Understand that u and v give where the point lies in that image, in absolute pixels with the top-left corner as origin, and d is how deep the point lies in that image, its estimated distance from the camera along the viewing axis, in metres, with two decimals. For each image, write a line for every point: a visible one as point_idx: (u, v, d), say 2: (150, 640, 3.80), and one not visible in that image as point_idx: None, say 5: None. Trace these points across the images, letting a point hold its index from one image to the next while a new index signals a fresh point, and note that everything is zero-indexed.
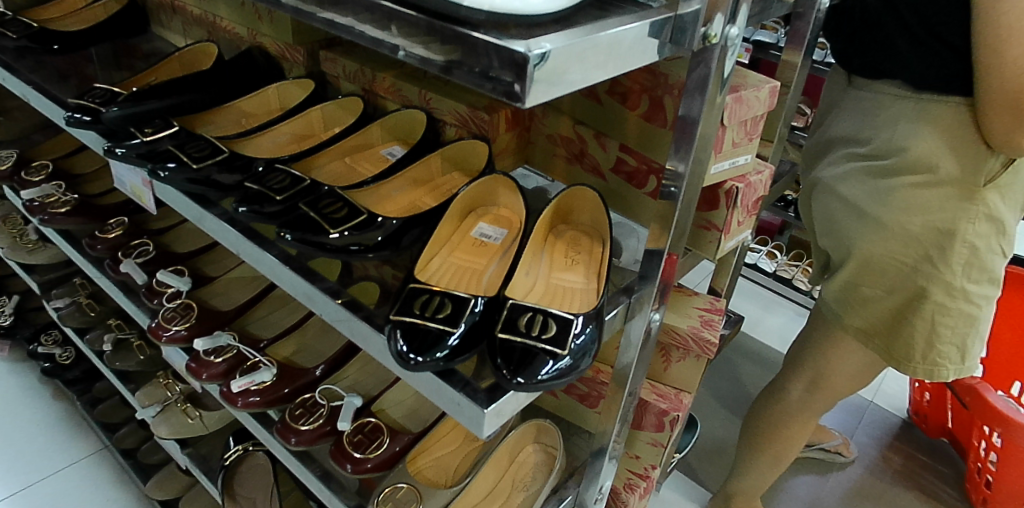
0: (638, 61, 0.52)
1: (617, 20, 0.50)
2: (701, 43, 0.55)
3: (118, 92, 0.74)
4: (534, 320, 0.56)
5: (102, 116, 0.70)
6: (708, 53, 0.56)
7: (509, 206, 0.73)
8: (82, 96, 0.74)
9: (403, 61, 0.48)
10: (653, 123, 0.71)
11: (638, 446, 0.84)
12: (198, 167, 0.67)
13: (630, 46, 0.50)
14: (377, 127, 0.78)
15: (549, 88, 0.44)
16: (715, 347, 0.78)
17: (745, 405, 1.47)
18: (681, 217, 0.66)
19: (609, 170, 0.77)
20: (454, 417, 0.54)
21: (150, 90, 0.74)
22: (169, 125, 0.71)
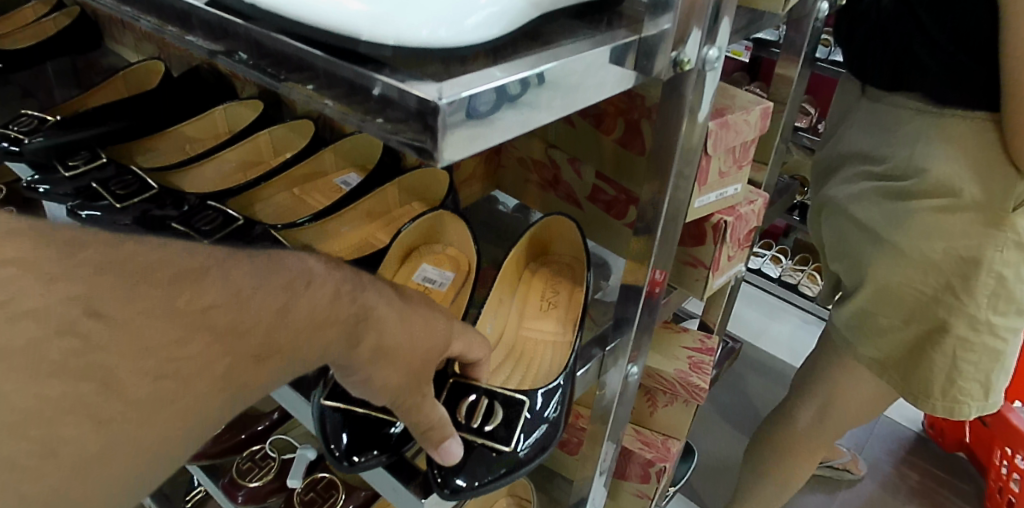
0: (596, 95, 0.44)
1: (567, 46, 0.42)
2: (671, 69, 0.47)
3: (45, 120, 0.68)
4: (477, 406, 0.49)
5: (22, 148, 0.64)
6: (681, 80, 0.49)
7: (461, 246, 0.65)
8: (8, 125, 0.68)
9: (384, 97, 0.35)
10: (630, 149, 0.63)
11: (622, 497, 0.77)
12: (124, 206, 0.61)
13: (585, 79, 0.42)
14: (330, 152, 0.71)
15: (472, 141, 0.36)
16: (705, 393, 0.71)
17: (752, 422, 1.38)
18: (661, 259, 0.58)
19: (586, 199, 0.70)
20: (391, 502, 0.48)
21: (80, 118, 0.68)
22: (97, 157, 0.65)
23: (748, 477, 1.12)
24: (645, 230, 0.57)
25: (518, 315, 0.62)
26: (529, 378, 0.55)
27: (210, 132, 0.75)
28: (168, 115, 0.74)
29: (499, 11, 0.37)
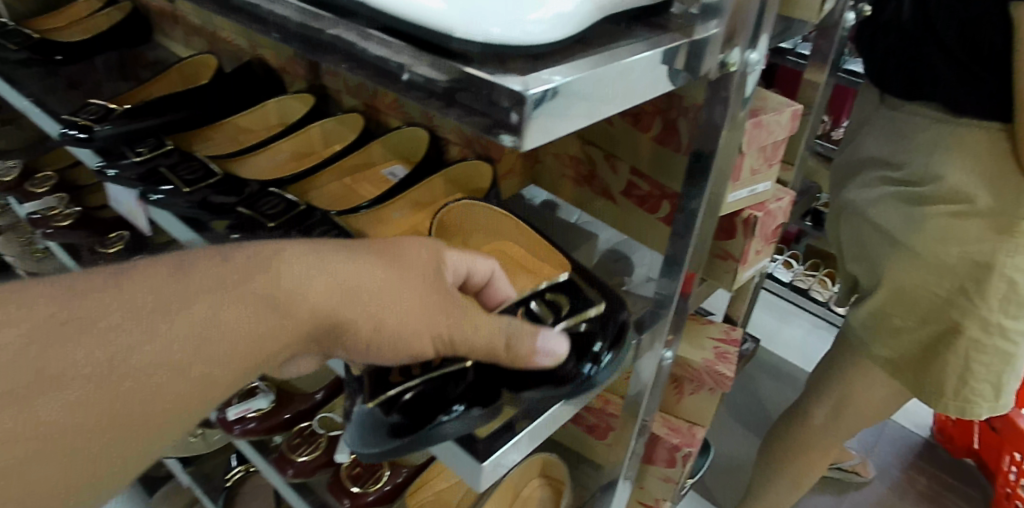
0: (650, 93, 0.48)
1: (628, 48, 0.46)
2: (718, 71, 0.51)
3: (112, 108, 0.72)
4: (530, 312, 0.51)
5: (94, 134, 0.68)
6: (727, 80, 0.53)
7: None
8: (76, 112, 0.72)
9: (409, 84, 0.41)
10: (667, 146, 0.67)
11: (648, 481, 0.80)
12: (191, 190, 0.65)
13: (642, 78, 0.46)
14: (379, 145, 0.75)
15: (544, 132, 0.40)
16: (731, 381, 0.74)
17: (763, 423, 1.41)
18: (698, 247, 0.63)
19: (620, 194, 0.73)
20: (448, 467, 0.52)
21: (146, 107, 0.72)
22: (163, 144, 0.70)
23: (761, 472, 1.16)
24: (683, 223, 0.61)
25: None
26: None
27: (263, 122, 0.79)
28: (224, 108, 0.78)
29: (572, 13, 0.42)
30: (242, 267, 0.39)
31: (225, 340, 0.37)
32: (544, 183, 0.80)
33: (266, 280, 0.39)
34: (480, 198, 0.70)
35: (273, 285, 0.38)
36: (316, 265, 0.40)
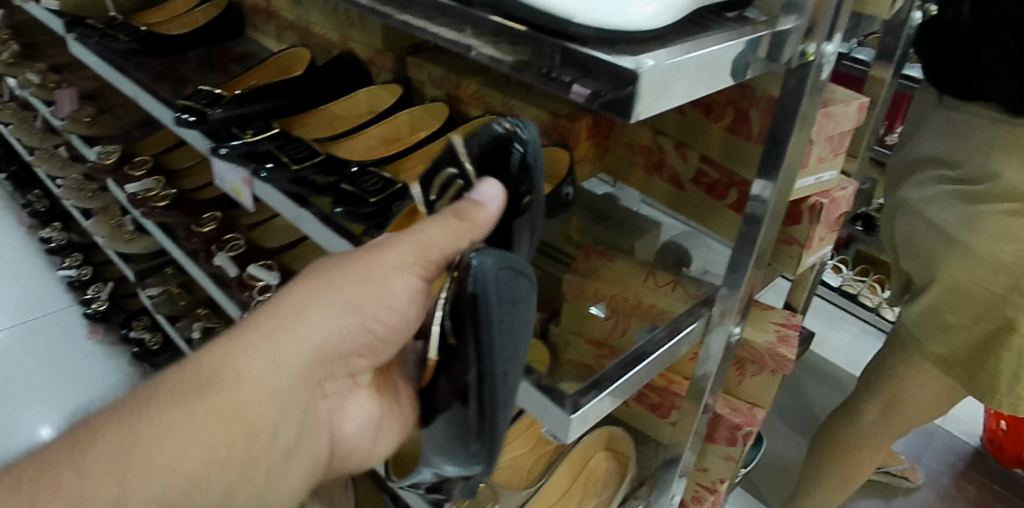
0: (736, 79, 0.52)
1: (715, 37, 0.50)
2: (797, 60, 0.55)
3: (221, 94, 0.79)
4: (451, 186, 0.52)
5: (208, 116, 0.74)
6: (805, 69, 0.56)
7: None
8: (188, 97, 0.79)
9: (476, 61, 0.52)
10: (738, 136, 0.71)
11: (710, 458, 0.84)
12: (297, 168, 0.71)
13: (730, 65, 0.50)
14: (461, 132, 0.81)
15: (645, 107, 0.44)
16: (793, 364, 0.78)
17: (811, 425, 1.42)
18: (767, 233, 0.65)
19: (690, 181, 0.77)
20: (540, 421, 0.57)
21: (252, 94, 0.79)
22: (268, 127, 0.76)
23: (811, 469, 1.17)
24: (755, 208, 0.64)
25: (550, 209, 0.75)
26: (649, 344, 0.65)
27: (354, 111, 0.85)
28: (322, 95, 0.85)
29: (668, 3, 0.47)
30: (164, 388, 0.39)
31: (199, 443, 0.38)
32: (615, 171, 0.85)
33: (190, 380, 0.40)
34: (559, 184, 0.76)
35: (205, 386, 0.40)
36: (237, 339, 0.42)
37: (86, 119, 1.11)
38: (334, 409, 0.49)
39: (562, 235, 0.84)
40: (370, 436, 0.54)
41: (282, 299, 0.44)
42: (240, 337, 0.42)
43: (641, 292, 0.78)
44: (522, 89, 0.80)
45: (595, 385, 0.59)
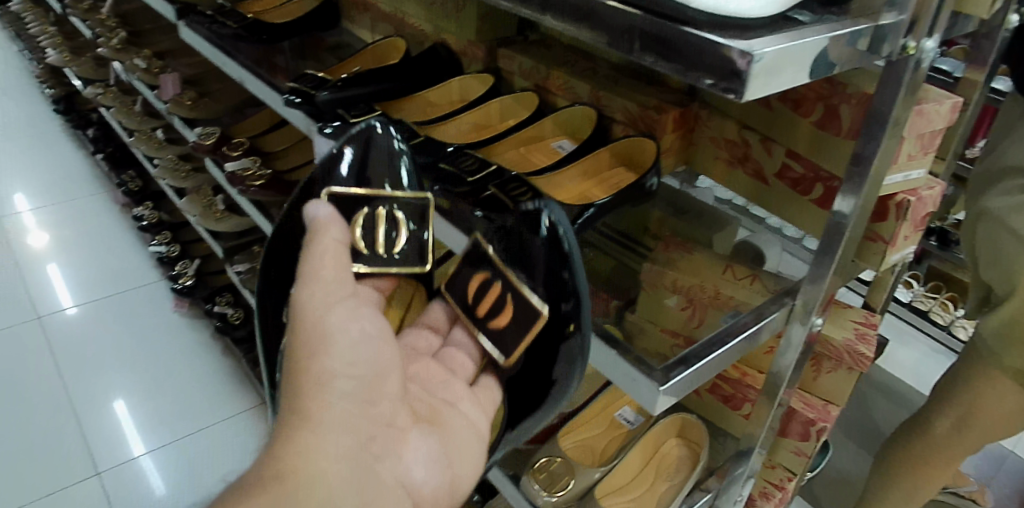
0: (834, 69, 0.52)
1: (815, 29, 0.51)
2: (896, 53, 0.54)
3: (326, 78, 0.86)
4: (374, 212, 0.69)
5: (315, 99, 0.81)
6: (902, 64, 0.55)
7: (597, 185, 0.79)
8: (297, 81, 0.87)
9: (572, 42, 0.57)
10: (827, 130, 0.70)
11: (781, 453, 0.86)
12: (397, 149, 0.78)
13: (828, 54, 0.50)
14: (551, 121, 0.84)
15: (761, 85, 0.47)
16: (870, 361, 0.77)
17: (875, 442, 1.32)
18: (852, 231, 0.64)
19: (774, 176, 0.78)
20: (631, 394, 0.62)
21: (355, 79, 0.86)
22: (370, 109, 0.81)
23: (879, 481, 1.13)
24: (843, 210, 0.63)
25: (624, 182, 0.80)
26: (734, 326, 0.67)
27: (447, 98, 0.91)
28: (418, 83, 0.91)
29: None
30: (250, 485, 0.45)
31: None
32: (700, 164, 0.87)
33: (247, 486, 0.44)
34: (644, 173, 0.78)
35: (261, 482, 0.45)
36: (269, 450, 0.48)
37: (187, 101, 1.32)
38: (392, 470, 0.54)
39: (641, 226, 0.84)
40: (444, 472, 0.58)
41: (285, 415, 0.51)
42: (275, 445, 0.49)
43: (721, 284, 0.77)
44: (611, 82, 0.83)
45: (682, 362, 0.62)
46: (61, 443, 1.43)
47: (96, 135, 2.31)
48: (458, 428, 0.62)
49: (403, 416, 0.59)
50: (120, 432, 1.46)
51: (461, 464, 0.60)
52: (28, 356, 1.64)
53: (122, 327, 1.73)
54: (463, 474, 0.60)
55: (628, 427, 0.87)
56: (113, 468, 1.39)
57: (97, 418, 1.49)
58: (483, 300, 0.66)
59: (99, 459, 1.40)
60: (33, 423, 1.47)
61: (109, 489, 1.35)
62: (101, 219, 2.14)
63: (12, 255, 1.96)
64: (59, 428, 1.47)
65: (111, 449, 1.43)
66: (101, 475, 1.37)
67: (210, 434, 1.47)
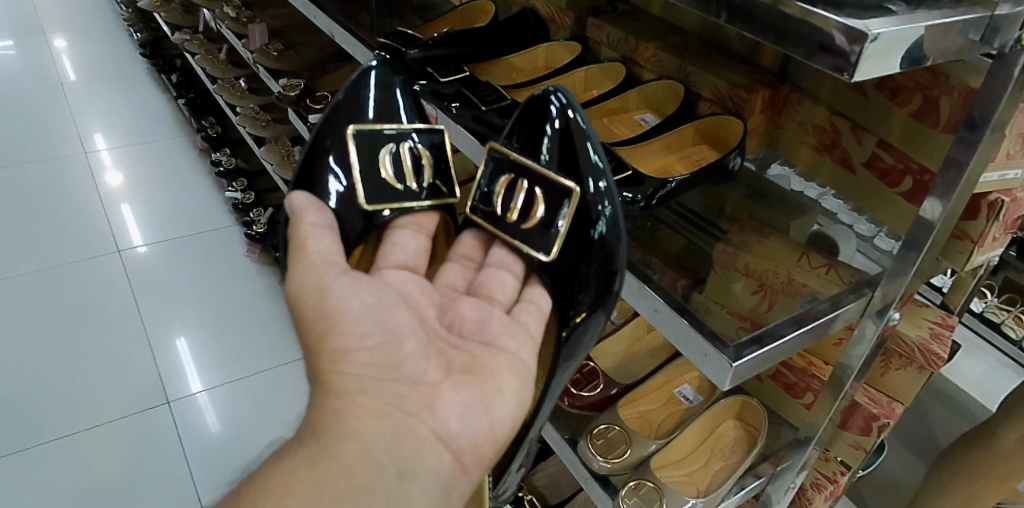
0: (942, 59, 0.48)
1: (927, 13, 0.47)
2: (1010, 46, 0.48)
3: (418, 37, 0.95)
4: (397, 172, 0.70)
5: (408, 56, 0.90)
6: (1013, 58, 0.49)
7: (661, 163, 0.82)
8: (391, 39, 0.95)
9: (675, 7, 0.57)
10: (923, 123, 0.67)
11: (839, 444, 0.86)
12: (487, 108, 0.83)
13: (934, 44, 0.46)
14: (635, 94, 0.89)
15: (872, 68, 0.45)
16: (944, 362, 0.75)
17: (931, 452, 1.28)
18: (939, 236, 0.60)
19: (861, 165, 0.75)
20: (700, 367, 0.62)
21: (447, 40, 0.95)
22: (459, 70, 0.91)
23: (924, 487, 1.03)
24: (928, 213, 0.58)
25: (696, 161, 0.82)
26: (806, 314, 0.66)
27: (533, 63, 0.99)
28: (505, 47, 1.00)
29: None
30: (286, 457, 0.47)
31: (311, 484, 0.45)
32: (784, 148, 0.85)
33: (285, 451, 0.48)
34: (727, 151, 0.80)
35: (293, 453, 0.47)
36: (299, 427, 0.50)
37: (273, 53, 1.45)
38: (428, 424, 0.54)
39: (716, 206, 0.83)
40: (485, 413, 0.57)
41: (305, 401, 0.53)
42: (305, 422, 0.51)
43: (794, 272, 0.74)
44: (700, 57, 0.86)
45: (756, 341, 0.62)
46: (133, 370, 1.52)
47: (178, 81, 2.39)
48: (501, 368, 0.61)
49: (433, 372, 0.59)
50: (187, 365, 1.54)
51: (501, 401, 0.58)
52: (108, 285, 1.73)
53: (194, 267, 1.81)
54: (502, 412, 0.58)
55: (688, 404, 0.91)
56: (180, 398, 1.46)
57: (164, 349, 1.57)
58: (512, 206, 0.67)
59: (167, 388, 1.48)
60: (108, 349, 1.57)
61: (174, 418, 1.43)
62: (179, 161, 2.24)
63: (95, 190, 2.06)
64: (131, 353, 1.56)
65: (178, 380, 1.50)
66: (169, 403, 1.45)
67: (267, 376, 1.53)
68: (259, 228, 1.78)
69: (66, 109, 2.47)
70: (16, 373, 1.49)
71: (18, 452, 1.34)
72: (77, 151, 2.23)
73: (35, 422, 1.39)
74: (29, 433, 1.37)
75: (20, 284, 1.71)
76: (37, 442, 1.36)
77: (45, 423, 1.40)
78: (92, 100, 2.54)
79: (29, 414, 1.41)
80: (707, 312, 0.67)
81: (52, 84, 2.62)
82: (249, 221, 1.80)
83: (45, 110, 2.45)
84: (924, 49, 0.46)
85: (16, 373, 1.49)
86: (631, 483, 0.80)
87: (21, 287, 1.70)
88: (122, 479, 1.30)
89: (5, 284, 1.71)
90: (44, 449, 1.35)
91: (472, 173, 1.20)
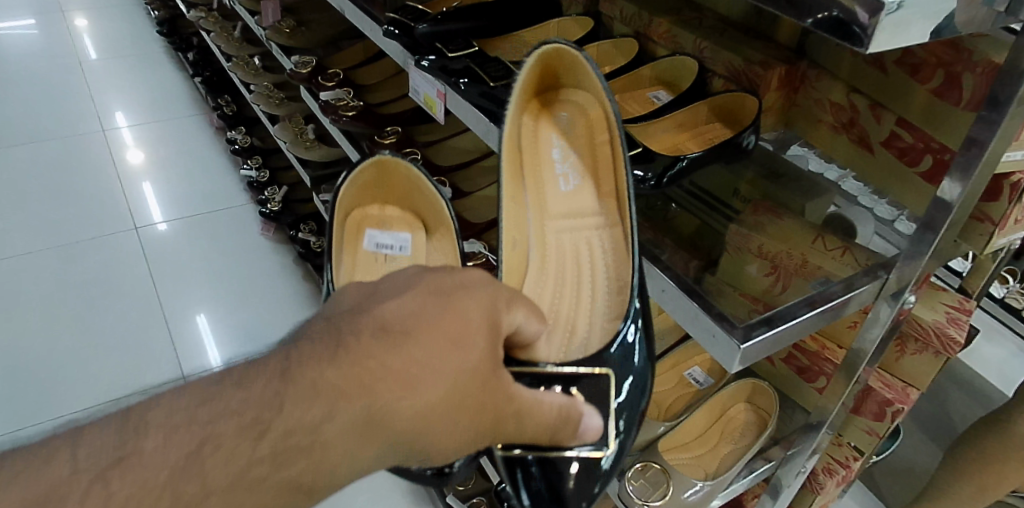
0: (964, 29, 0.45)
1: None
2: None
3: (426, 12, 0.94)
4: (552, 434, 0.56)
5: (416, 32, 0.90)
6: None
7: (669, 140, 0.81)
8: (399, 13, 0.94)
9: None
10: (945, 100, 0.65)
11: (851, 429, 0.85)
12: (495, 85, 0.82)
13: (958, 11, 0.44)
14: (647, 70, 0.89)
15: (890, 40, 0.43)
16: (960, 348, 0.73)
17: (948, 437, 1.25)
18: (957, 217, 0.58)
19: (880, 144, 0.73)
20: (708, 349, 0.61)
21: (456, 14, 0.93)
22: (468, 45, 0.90)
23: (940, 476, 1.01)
24: (947, 193, 0.56)
25: (709, 140, 0.81)
26: (819, 296, 0.64)
27: (544, 41, 0.99)
28: (515, 23, 0.98)
29: None
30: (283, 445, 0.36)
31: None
32: (800, 126, 0.83)
33: (285, 439, 0.36)
34: (741, 129, 0.79)
35: (311, 467, 0.36)
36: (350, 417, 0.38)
37: (286, 30, 1.45)
38: None
39: (731, 186, 0.80)
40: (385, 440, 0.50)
41: (404, 394, 0.40)
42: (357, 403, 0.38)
43: (808, 252, 0.73)
44: (715, 32, 0.85)
45: (766, 323, 0.61)
46: (149, 346, 1.54)
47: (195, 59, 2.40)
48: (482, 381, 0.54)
49: None
50: (204, 341, 1.56)
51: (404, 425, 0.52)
52: (126, 262, 1.76)
53: (213, 246, 1.83)
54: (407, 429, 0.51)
55: (697, 387, 0.91)
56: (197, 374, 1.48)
57: (181, 327, 1.59)
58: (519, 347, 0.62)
59: (183, 364, 1.50)
60: (127, 325, 1.59)
61: None
62: (197, 138, 2.26)
63: (114, 168, 2.09)
64: (148, 330, 1.58)
65: (195, 357, 1.52)
66: (185, 379, 1.47)
67: None
68: (274, 206, 1.78)
69: (86, 88, 2.49)
70: (35, 348, 1.52)
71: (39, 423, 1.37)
72: (96, 129, 2.26)
73: (53, 396, 1.42)
74: (48, 406, 1.40)
75: (39, 260, 1.74)
76: (55, 415, 1.39)
77: (63, 397, 1.42)
78: (114, 77, 2.58)
79: (46, 387, 1.44)
80: (717, 295, 0.66)
81: (73, 63, 2.64)
82: (263, 199, 1.80)
83: (69, 88, 2.49)
84: (949, 18, 0.44)
85: (35, 347, 1.52)
86: (637, 465, 0.78)
87: (43, 263, 1.74)
88: None
89: (28, 259, 1.74)
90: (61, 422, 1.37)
91: (484, 151, 1.19)
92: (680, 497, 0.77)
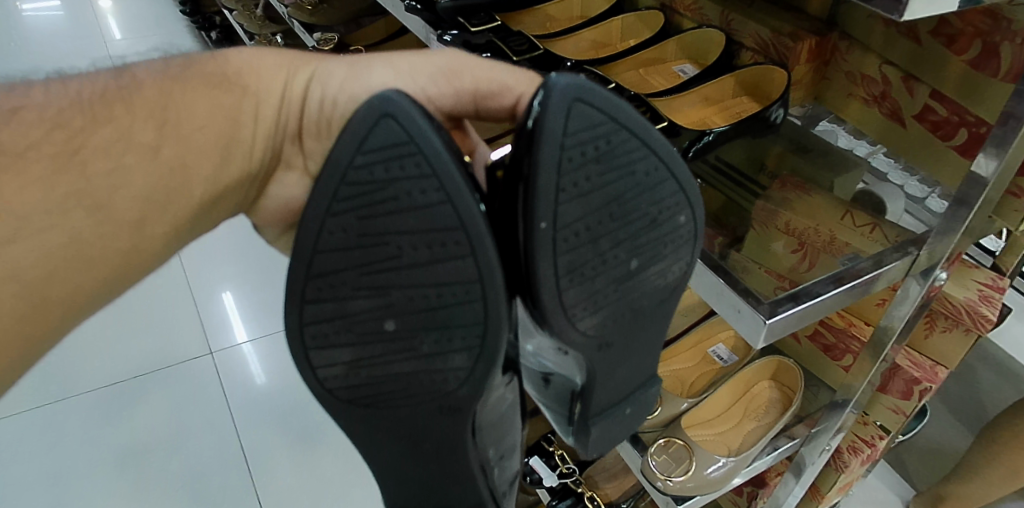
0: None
1: None
2: None
3: None
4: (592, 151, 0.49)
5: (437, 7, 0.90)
6: None
7: (692, 112, 0.81)
8: None
9: None
10: (981, 71, 0.63)
11: (877, 408, 0.84)
12: (517, 59, 0.83)
13: None
14: (674, 43, 0.89)
15: (926, 7, 0.42)
16: (992, 326, 0.71)
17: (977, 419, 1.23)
18: (990, 193, 0.57)
19: (912, 118, 0.71)
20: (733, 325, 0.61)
21: None
22: (491, 19, 0.89)
23: (967, 458, 0.99)
24: (982, 167, 0.55)
25: (734, 114, 0.81)
26: (847, 272, 0.63)
27: (567, 13, 1.01)
28: None
29: None
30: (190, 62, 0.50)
31: (216, 110, 0.49)
32: (829, 101, 0.81)
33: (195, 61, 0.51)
34: (769, 104, 0.78)
35: (219, 65, 0.50)
36: (246, 49, 0.52)
37: (308, 7, 1.46)
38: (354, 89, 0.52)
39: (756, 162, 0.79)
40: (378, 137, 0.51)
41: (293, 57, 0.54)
42: (255, 50, 0.53)
43: (837, 229, 0.71)
44: (743, 3, 0.84)
45: (792, 299, 0.60)
46: (174, 322, 1.58)
47: (217, 38, 2.42)
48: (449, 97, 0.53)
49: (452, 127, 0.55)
50: (229, 317, 1.59)
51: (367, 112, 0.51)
52: None
53: (253, 252, 1.76)
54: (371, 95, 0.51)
55: (721, 364, 0.91)
56: (223, 350, 1.51)
57: (207, 305, 1.62)
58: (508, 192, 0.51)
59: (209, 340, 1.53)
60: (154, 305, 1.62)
61: (217, 367, 1.47)
62: None
63: None
64: (176, 305, 1.62)
65: (221, 332, 1.55)
66: (212, 354, 1.50)
67: None
68: None
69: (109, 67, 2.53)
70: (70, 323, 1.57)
71: (72, 396, 1.42)
72: None
73: (87, 370, 1.47)
74: (79, 382, 1.45)
75: None
76: (86, 389, 1.43)
77: (93, 373, 1.46)
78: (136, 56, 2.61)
79: (77, 363, 1.49)
80: (744, 271, 0.65)
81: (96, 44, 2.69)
82: None
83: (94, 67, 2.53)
84: None
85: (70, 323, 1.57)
86: (659, 441, 0.80)
87: None
88: (159, 426, 1.36)
89: None
90: (90, 396, 1.41)
91: None
92: (703, 473, 0.78)
